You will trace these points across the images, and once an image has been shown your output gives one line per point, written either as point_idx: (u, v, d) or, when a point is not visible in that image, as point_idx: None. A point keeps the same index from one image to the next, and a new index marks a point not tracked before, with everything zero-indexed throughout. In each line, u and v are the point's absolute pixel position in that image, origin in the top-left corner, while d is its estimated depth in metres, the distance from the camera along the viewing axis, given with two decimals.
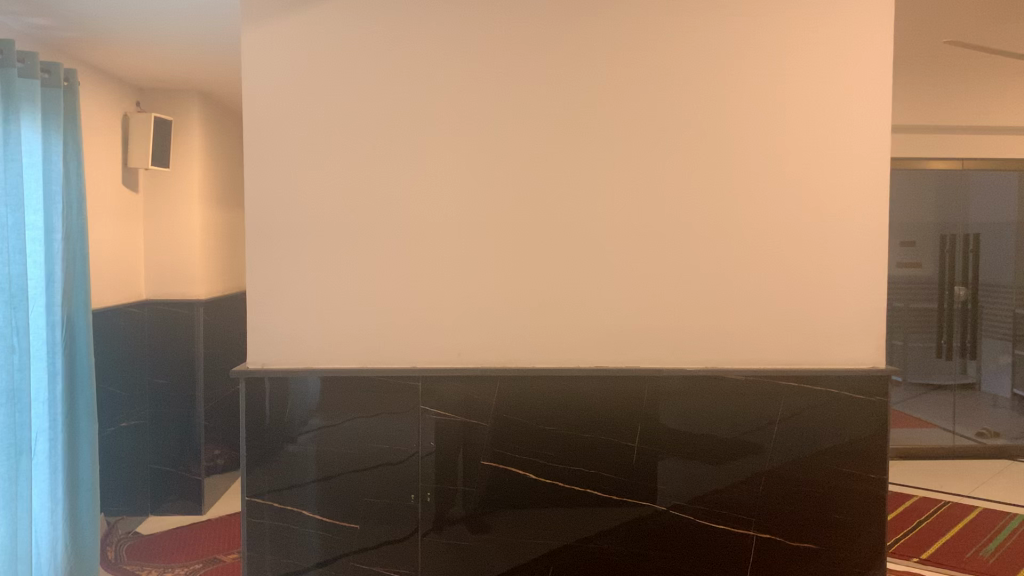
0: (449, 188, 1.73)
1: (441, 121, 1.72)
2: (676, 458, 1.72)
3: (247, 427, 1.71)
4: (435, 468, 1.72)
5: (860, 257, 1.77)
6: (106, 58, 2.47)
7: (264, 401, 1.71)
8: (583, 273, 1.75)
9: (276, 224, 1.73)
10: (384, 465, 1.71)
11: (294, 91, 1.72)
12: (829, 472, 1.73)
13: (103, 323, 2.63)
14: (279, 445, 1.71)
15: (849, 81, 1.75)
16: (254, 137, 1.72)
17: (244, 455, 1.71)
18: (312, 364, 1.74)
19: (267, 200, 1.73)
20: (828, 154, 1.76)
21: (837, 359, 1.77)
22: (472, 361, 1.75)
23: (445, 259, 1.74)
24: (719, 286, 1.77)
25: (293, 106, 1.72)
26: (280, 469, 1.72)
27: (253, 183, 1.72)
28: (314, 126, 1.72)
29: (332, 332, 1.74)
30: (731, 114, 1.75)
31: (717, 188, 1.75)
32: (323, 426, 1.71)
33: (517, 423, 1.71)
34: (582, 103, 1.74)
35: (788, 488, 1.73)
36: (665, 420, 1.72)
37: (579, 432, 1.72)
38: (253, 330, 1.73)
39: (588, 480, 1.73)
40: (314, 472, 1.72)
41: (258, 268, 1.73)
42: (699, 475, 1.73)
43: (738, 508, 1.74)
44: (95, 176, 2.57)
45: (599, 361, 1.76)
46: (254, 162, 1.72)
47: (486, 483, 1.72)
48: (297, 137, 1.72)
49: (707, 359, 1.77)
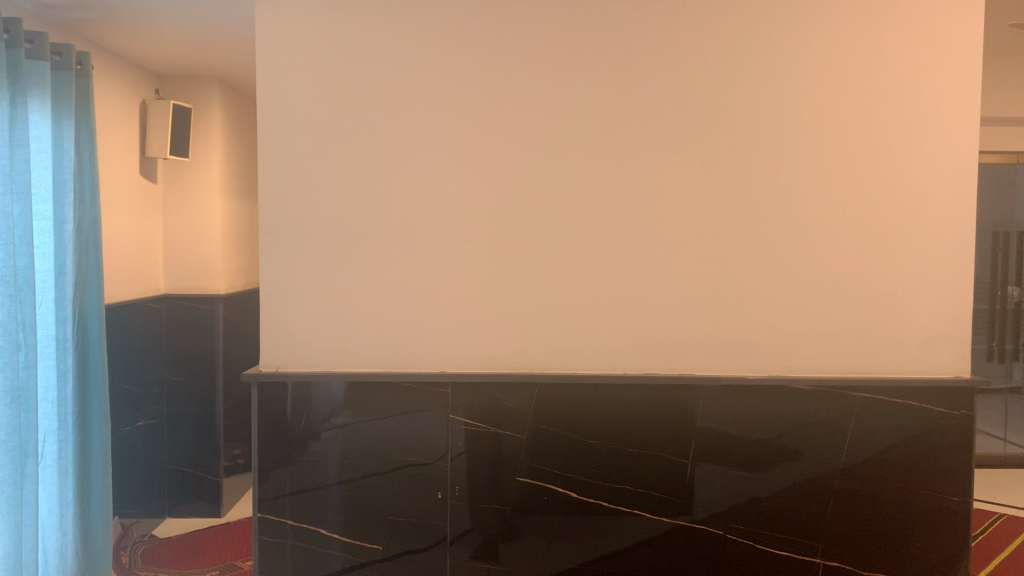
0: (482, 178, 1.60)
1: (475, 106, 1.59)
2: (722, 466, 1.60)
3: (261, 425, 1.59)
4: (466, 473, 1.59)
5: (931, 256, 1.62)
6: (121, 40, 2.37)
7: (282, 410, 1.59)
8: (626, 272, 1.61)
9: (292, 217, 1.60)
10: (408, 469, 1.59)
11: (313, 71, 1.59)
12: (893, 484, 1.59)
13: (119, 319, 2.53)
14: (296, 445, 1.59)
15: (923, 62, 1.60)
16: (270, 121, 1.60)
17: (256, 459, 1.59)
18: (333, 367, 1.61)
19: (283, 189, 1.60)
20: (897, 144, 1.61)
21: (906, 369, 1.63)
22: (507, 365, 1.62)
23: (477, 255, 1.61)
24: (775, 287, 1.62)
25: (312, 90, 1.59)
26: (297, 470, 1.60)
27: (269, 172, 1.60)
28: (336, 112, 1.59)
29: (356, 333, 1.61)
30: (789, 98, 1.60)
31: (774, 180, 1.61)
32: (348, 423, 1.59)
33: (555, 425, 1.59)
34: (626, 85, 1.60)
35: (847, 501, 1.60)
36: (714, 424, 1.59)
37: (625, 434, 1.59)
38: (268, 329, 1.61)
39: (627, 487, 1.60)
40: (334, 475, 1.60)
41: (272, 263, 1.61)
42: (746, 484, 1.60)
43: (790, 523, 1.60)
44: (111, 165, 2.48)
45: (643, 368, 1.62)
46: (269, 148, 1.60)
47: (521, 489, 1.60)
48: (317, 123, 1.60)
49: (761, 366, 1.62)
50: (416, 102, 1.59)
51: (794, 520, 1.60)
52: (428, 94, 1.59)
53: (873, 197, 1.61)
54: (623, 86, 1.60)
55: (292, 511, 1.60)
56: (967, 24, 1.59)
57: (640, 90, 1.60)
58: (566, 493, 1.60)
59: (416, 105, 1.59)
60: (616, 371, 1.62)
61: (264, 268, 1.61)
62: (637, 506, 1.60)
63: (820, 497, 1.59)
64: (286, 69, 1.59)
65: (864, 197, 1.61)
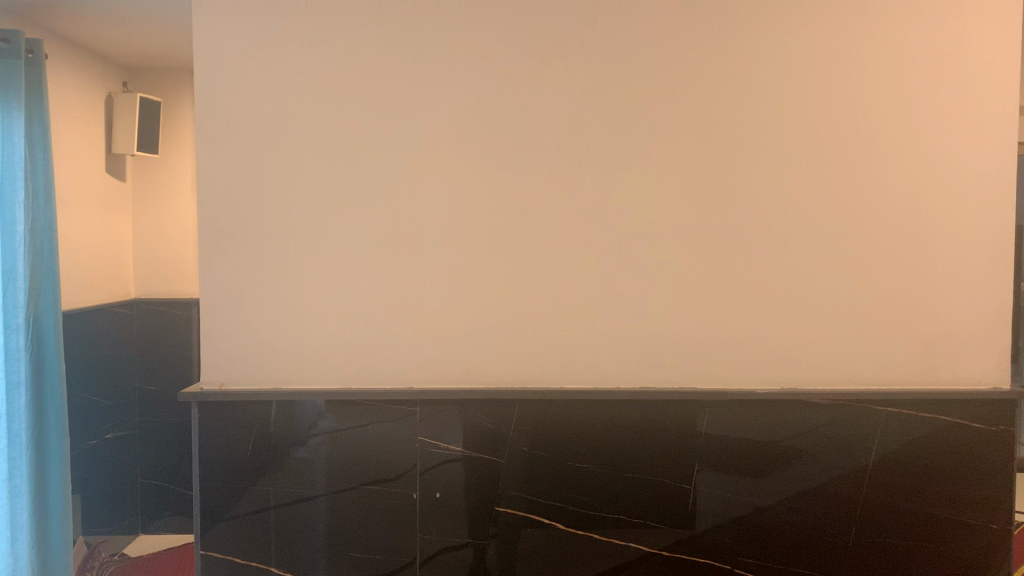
0: (457, 172, 1.45)
1: (449, 93, 1.44)
2: (733, 474, 1.46)
3: (208, 435, 1.44)
4: (461, 486, 1.45)
5: (945, 256, 1.50)
6: (81, 29, 2.22)
7: (245, 436, 1.44)
8: (617, 275, 1.47)
9: (238, 215, 1.44)
10: (401, 480, 1.44)
11: (262, 53, 1.42)
12: (918, 497, 1.48)
13: (84, 326, 2.39)
14: (278, 451, 1.44)
15: (937, 47, 1.48)
16: (211, 109, 1.42)
17: (216, 488, 1.44)
18: (287, 385, 1.46)
19: (227, 187, 1.43)
20: (909, 135, 1.49)
21: (916, 379, 1.51)
22: (483, 381, 1.47)
23: (452, 259, 1.46)
24: (777, 292, 1.49)
25: (266, 74, 1.43)
26: (267, 491, 1.45)
27: (208, 165, 1.43)
28: (294, 99, 1.43)
29: (311, 347, 1.46)
30: (793, 85, 1.47)
31: (775, 173, 1.47)
32: (334, 430, 1.43)
33: (558, 431, 1.44)
34: (616, 70, 1.45)
35: (869, 511, 1.48)
36: (724, 431, 1.46)
37: (639, 438, 1.45)
38: (210, 342, 1.45)
39: (637, 497, 1.46)
40: (318, 485, 1.44)
41: (215, 267, 1.44)
42: (760, 494, 1.47)
43: (806, 534, 1.48)
44: (72, 162, 2.33)
45: (637, 381, 1.48)
46: (209, 141, 1.43)
47: (521, 502, 1.45)
48: (269, 111, 1.43)
49: (763, 377, 1.49)
50: (382, 89, 1.43)
51: (808, 532, 1.48)
52: (396, 81, 1.43)
53: (884, 194, 1.49)
54: (612, 71, 1.45)
55: (265, 525, 1.45)
56: (980, 7, 1.47)
57: (630, 75, 1.45)
58: (560, 520, 1.46)
59: (382, 93, 1.43)
60: (604, 385, 1.48)
61: (205, 274, 1.44)
62: (643, 519, 1.46)
63: (839, 507, 1.47)
64: (231, 50, 1.42)
65: (874, 193, 1.49)
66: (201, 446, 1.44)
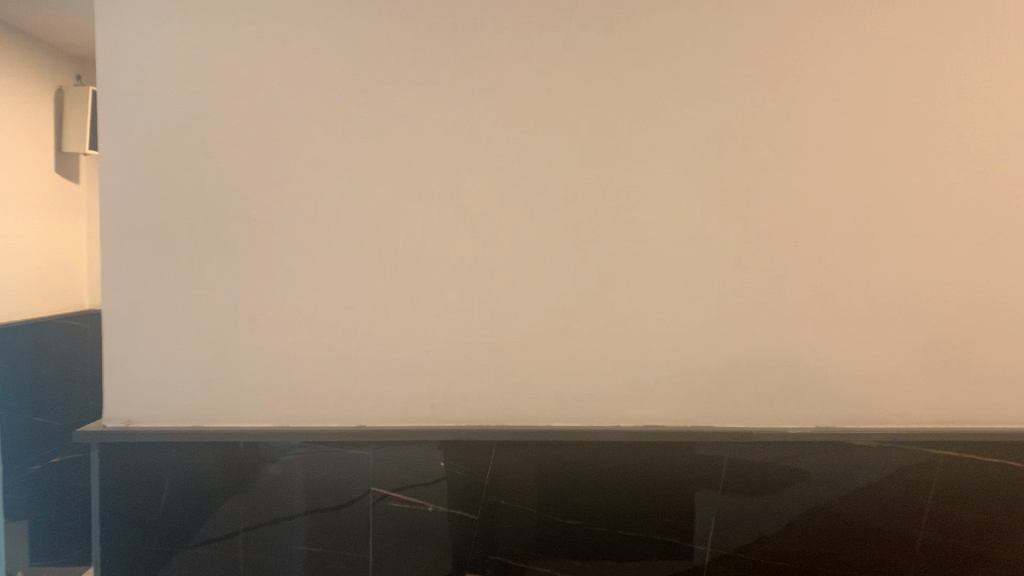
0: (424, 173, 1.25)
1: (414, 83, 1.24)
2: (751, 500, 1.29)
3: (159, 454, 1.25)
4: (453, 508, 1.27)
5: (985, 273, 1.31)
6: (25, 17, 2.03)
7: (205, 456, 1.25)
8: (609, 293, 1.28)
9: (160, 222, 1.24)
10: (383, 502, 1.26)
11: (182, 43, 1.22)
12: (963, 531, 1.31)
13: (26, 339, 2.17)
14: (245, 471, 1.25)
15: (979, 32, 1.28)
16: (118, 100, 1.22)
17: (165, 512, 1.26)
18: (218, 424, 1.26)
19: (142, 198, 1.24)
20: (946, 134, 1.29)
21: (949, 416, 1.33)
22: (451, 419, 1.28)
23: (418, 273, 1.26)
24: (790, 318, 1.30)
25: (193, 60, 1.22)
26: (227, 514, 1.26)
27: (116, 164, 1.23)
28: (226, 88, 1.22)
29: (242, 381, 1.26)
30: (812, 81, 1.27)
31: (792, 176, 1.28)
32: (311, 449, 1.25)
33: (557, 454, 1.27)
34: (608, 56, 1.25)
35: (903, 540, 1.31)
36: (740, 454, 1.29)
37: (648, 461, 1.28)
38: (123, 366, 1.25)
39: (646, 524, 1.28)
40: (296, 505, 1.26)
41: (130, 279, 1.24)
42: (783, 520, 1.30)
43: (832, 565, 1.31)
44: (15, 163, 2.12)
45: (632, 414, 1.30)
46: (118, 145, 1.23)
47: (516, 529, 1.27)
48: (197, 101, 1.22)
49: (774, 413, 1.31)
50: (332, 76, 1.23)
51: (838, 565, 1.31)
52: (347, 73, 1.23)
53: (913, 203, 1.30)
54: (601, 56, 1.25)
55: (232, 555, 1.27)
56: None
57: (625, 62, 1.25)
58: (556, 552, 1.28)
59: (330, 89, 1.23)
60: (588, 421, 1.29)
61: (120, 286, 1.24)
62: (654, 549, 1.29)
63: (874, 538, 1.31)
64: (144, 39, 1.22)
65: (902, 198, 1.30)
66: (152, 466, 1.25)
